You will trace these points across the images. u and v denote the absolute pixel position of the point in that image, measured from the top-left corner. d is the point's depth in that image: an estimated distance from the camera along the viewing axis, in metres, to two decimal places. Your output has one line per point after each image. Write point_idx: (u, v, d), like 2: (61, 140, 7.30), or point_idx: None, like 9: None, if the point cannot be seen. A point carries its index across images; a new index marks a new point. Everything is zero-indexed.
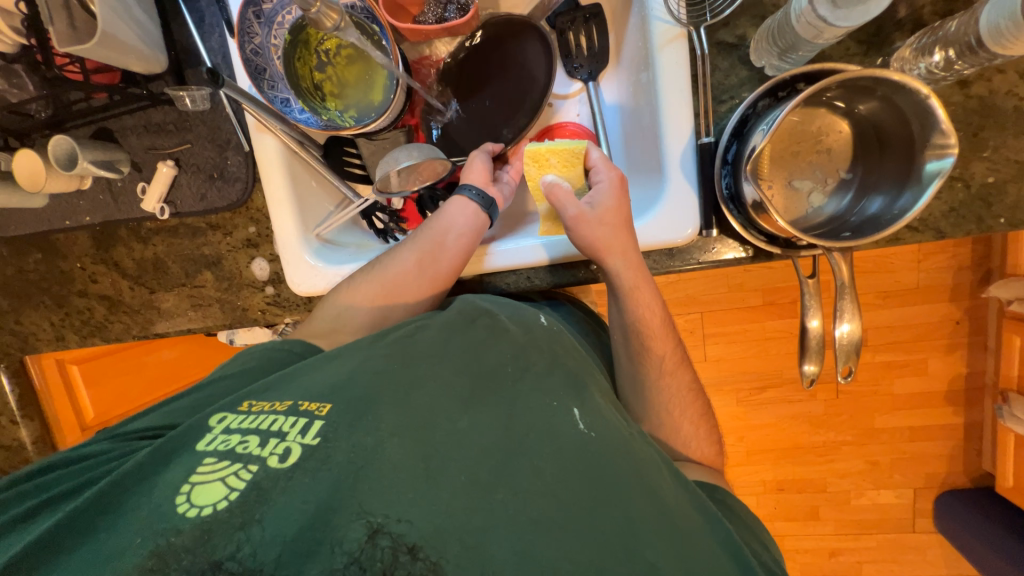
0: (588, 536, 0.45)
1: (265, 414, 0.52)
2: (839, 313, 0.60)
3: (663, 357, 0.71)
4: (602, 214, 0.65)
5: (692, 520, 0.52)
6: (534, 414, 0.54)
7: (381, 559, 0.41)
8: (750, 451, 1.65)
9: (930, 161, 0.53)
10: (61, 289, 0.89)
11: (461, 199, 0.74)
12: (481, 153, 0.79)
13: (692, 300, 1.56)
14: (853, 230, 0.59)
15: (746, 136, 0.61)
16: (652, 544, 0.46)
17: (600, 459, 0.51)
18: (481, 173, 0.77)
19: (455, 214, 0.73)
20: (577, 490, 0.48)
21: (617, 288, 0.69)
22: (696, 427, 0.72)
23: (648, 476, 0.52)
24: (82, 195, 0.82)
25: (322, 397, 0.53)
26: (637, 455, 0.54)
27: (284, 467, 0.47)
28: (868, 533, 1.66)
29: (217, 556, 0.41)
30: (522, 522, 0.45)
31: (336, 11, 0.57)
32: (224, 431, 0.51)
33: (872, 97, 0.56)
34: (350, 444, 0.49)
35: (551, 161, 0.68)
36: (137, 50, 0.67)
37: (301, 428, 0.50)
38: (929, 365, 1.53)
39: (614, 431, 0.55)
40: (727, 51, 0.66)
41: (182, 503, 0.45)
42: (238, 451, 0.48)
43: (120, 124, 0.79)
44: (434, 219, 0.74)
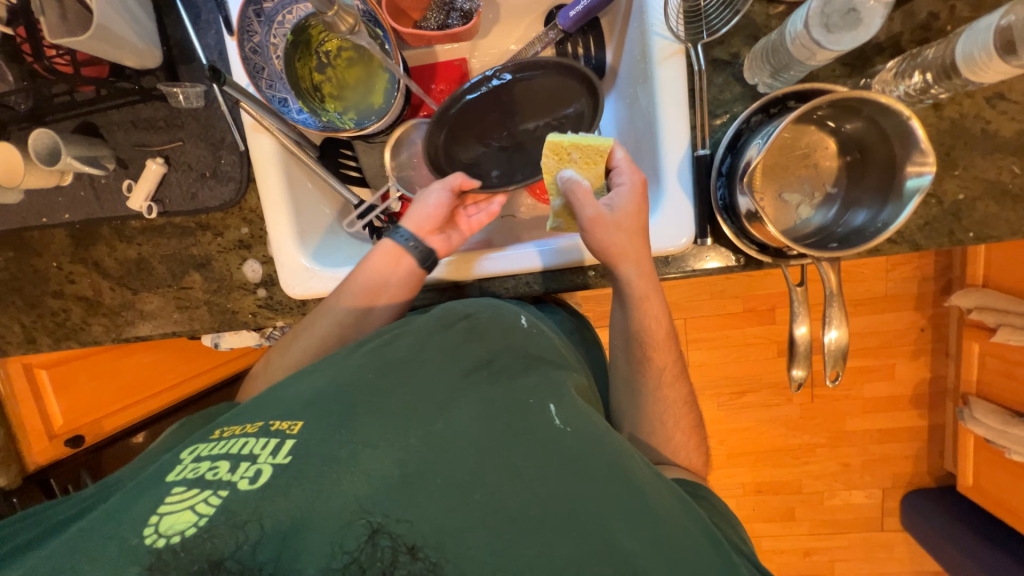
0: (571, 532, 0.45)
1: (236, 438, 0.49)
2: (828, 319, 0.63)
3: (663, 370, 0.73)
4: (620, 219, 0.66)
5: (673, 511, 0.52)
6: (511, 407, 0.54)
7: (381, 559, 0.42)
8: (731, 454, 1.70)
9: (910, 177, 0.56)
10: (35, 290, 0.84)
11: (387, 246, 0.73)
12: (435, 194, 0.76)
13: (676, 307, 1.60)
14: (840, 241, 0.62)
15: (740, 149, 0.64)
16: (625, 531, 0.46)
17: (580, 455, 0.51)
18: (425, 222, 0.75)
19: (384, 275, 0.73)
20: (558, 484, 0.48)
21: (625, 294, 0.70)
22: (684, 427, 0.74)
23: (624, 464, 0.53)
24: (62, 191, 0.78)
25: (293, 415, 0.51)
26: (612, 446, 0.54)
27: (254, 488, 0.45)
28: (841, 532, 1.73)
29: (218, 555, 0.41)
30: (503, 521, 0.45)
31: (353, 14, 0.57)
32: (194, 459, 0.48)
33: (858, 117, 0.60)
34: (325, 455, 0.47)
35: (573, 155, 0.69)
36: (132, 43, 0.66)
37: (272, 449, 0.47)
38: (897, 370, 1.62)
39: (588, 426, 0.55)
40: (722, 68, 0.68)
41: (150, 535, 0.42)
42: (208, 478, 0.46)
43: (106, 119, 0.75)
44: (350, 277, 0.73)
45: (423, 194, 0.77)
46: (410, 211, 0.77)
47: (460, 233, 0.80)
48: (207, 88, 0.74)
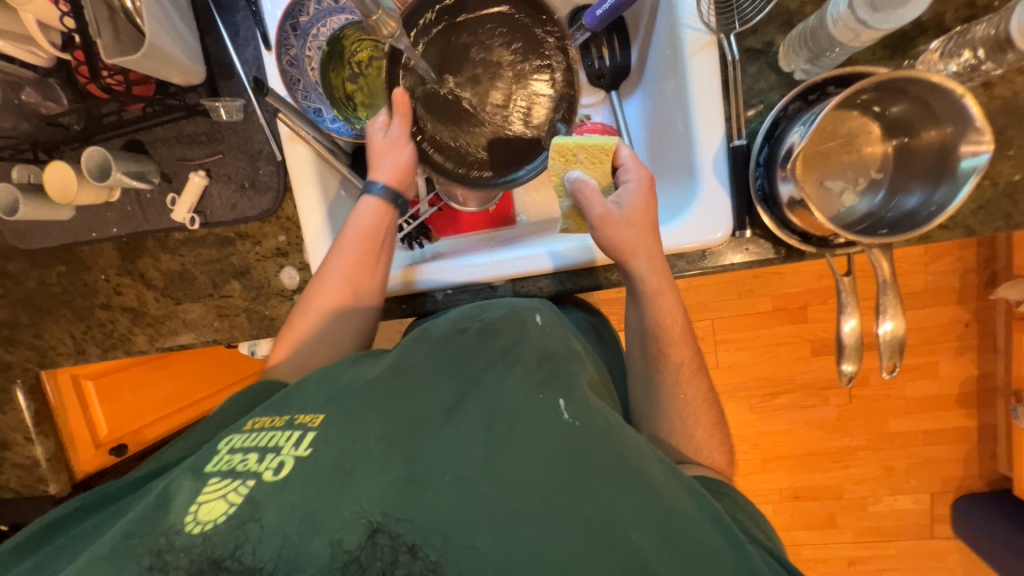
0: (574, 525, 0.44)
1: (264, 432, 0.51)
2: (884, 311, 0.61)
3: (681, 365, 0.72)
4: (629, 215, 0.66)
5: (683, 503, 0.49)
6: (515, 403, 0.53)
7: (381, 559, 0.42)
8: (765, 459, 1.64)
9: (965, 158, 0.54)
10: (84, 302, 0.88)
11: (375, 205, 0.72)
12: (409, 148, 0.71)
13: (704, 308, 1.56)
14: (890, 226, 0.60)
15: (779, 138, 0.63)
16: (633, 525, 0.44)
17: (584, 447, 0.49)
18: (406, 178, 0.72)
19: (376, 215, 0.72)
20: (560, 478, 0.46)
21: (639, 292, 0.69)
22: (706, 422, 0.71)
23: (633, 460, 0.49)
24: (110, 207, 0.82)
25: (316, 409, 0.52)
26: (621, 440, 0.51)
27: (277, 480, 0.46)
28: (887, 540, 1.65)
29: (217, 555, 0.42)
30: (502, 515, 0.45)
31: (395, 19, 0.56)
32: (227, 450, 0.49)
33: (905, 99, 0.58)
34: (341, 449, 0.48)
35: (579, 156, 0.69)
36: (180, 62, 0.69)
37: (295, 441, 0.48)
38: (941, 367, 1.54)
39: (599, 417, 0.52)
40: (756, 57, 0.68)
41: (189, 521, 0.44)
42: (238, 469, 0.47)
43: (151, 136, 0.79)
44: (337, 245, 0.71)
45: (394, 148, 0.71)
46: (383, 168, 0.71)
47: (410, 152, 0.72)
48: (246, 102, 0.77)
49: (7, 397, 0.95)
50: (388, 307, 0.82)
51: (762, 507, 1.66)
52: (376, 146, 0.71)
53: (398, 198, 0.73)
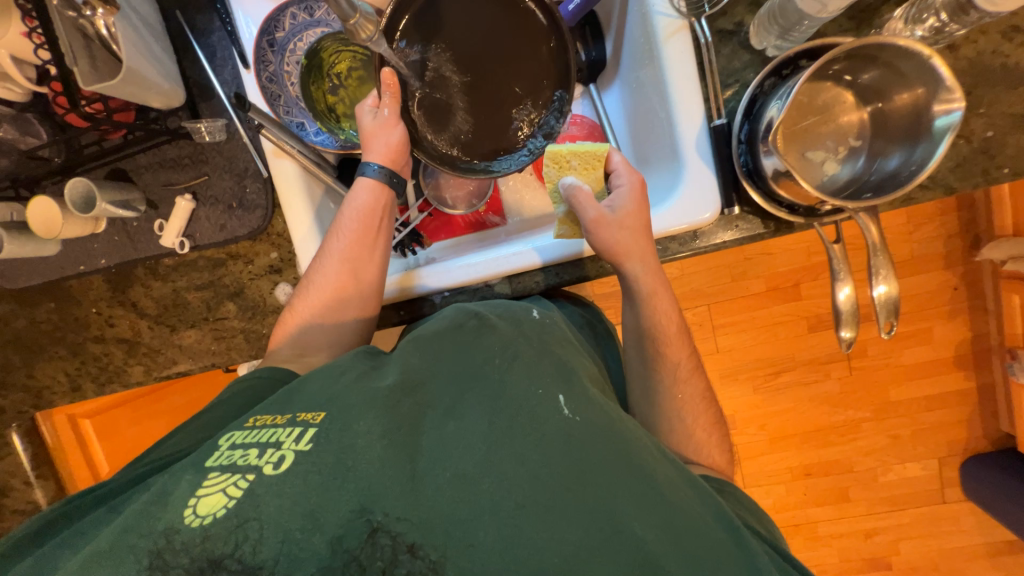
0: (576, 518, 0.44)
1: (267, 428, 0.50)
2: (876, 274, 0.62)
3: (678, 365, 0.72)
4: (623, 219, 0.66)
5: (684, 496, 0.50)
6: (517, 398, 0.52)
7: (381, 558, 0.42)
8: (773, 439, 1.64)
9: (938, 117, 0.55)
10: (77, 337, 0.86)
11: (370, 185, 0.72)
12: (401, 126, 0.71)
13: (698, 294, 1.57)
14: (874, 189, 0.61)
15: (758, 114, 0.64)
16: (635, 515, 0.45)
17: (585, 443, 0.49)
18: (399, 155, 0.72)
19: (375, 202, 0.72)
20: (562, 471, 0.46)
21: (634, 293, 0.70)
22: (705, 423, 0.71)
23: (635, 452, 0.51)
24: (96, 238, 0.81)
25: (318, 406, 0.52)
26: (622, 434, 0.52)
27: (277, 474, 0.45)
28: (900, 509, 1.65)
29: (217, 554, 0.42)
30: (507, 508, 0.44)
31: (373, 22, 0.56)
32: (229, 446, 0.49)
33: (875, 65, 0.59)
34: (343, 444, 0.47)
35: (573, 162, 0.71)
36: (159, 85, 0.69)
37: (295, 436, 0.48)
38: (935, 333, 1.56)
39: (599, 414, 0.53)
40: (728, 38, 0.69)
41: (188, 514, 0.43)
42: (238, 463, 0.47)
43: (134, 163, 0.78)
44: (334, 229, 0.71)
45: (385, 126, 0.70)
46: (376, 147, 0.71)
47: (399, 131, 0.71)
48: (227, 120, 0.77)
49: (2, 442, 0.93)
50: (386, 314, 0.82)
51: (774, 487, 1.67)
52: (366, 128, 0.71)
53: (393, 176, 0.73)
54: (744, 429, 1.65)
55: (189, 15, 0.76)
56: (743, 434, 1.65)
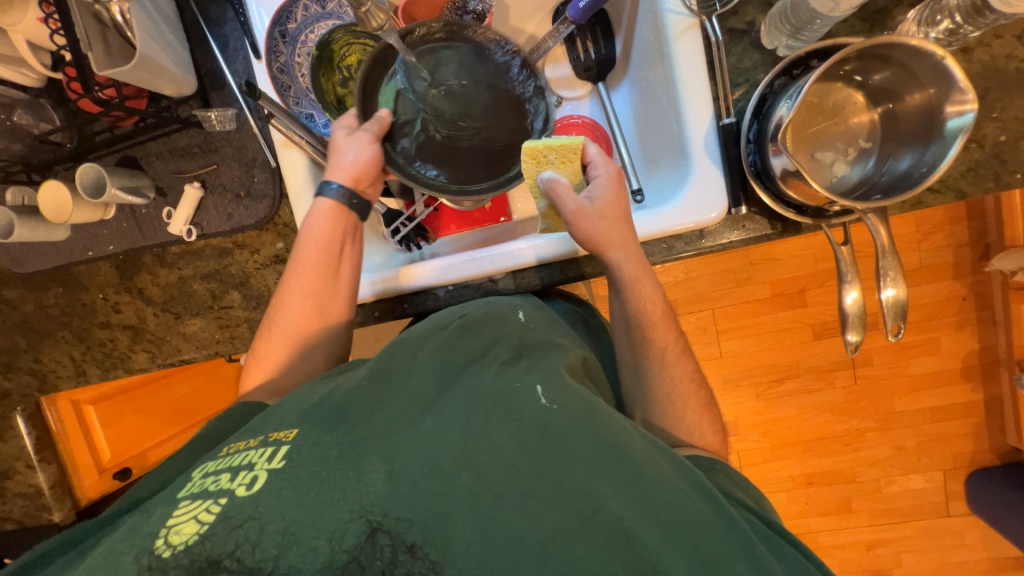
0: (551, 502, 0.44)
1: (240, 452, 0.50)
2: (884, 277, 0.62)
3: (666, 348, 0.71)
4: (601, 208, 0.67)
5: (663, 473, 0.49)
6: (491, 392, 0.52)
7: (381, 558, 0.42)
8: (776, 447, 1.63)
9: (951, 119, 0.55)
10: (83, 323, 0.87)
11: (330, 209, 0.72)
12: (372, 148, 0.70)
13: (702, 298, 1.56)
14: (884, 190, 0.61)
15: (767, 113, 0.64)
16: (613, 493, 0.45)
17: (561, 432, 0.48)
18: (364, 176, 0.72)
19: (331, 235, 0.72)
20: (539, 458, 0.46)
21: (618, 281, 0.69)
22: (695, 403, 0.70)
23: (612, 433, 0.50)
24: (105, 224, 0.82)
25: (290, 424, 0.52)
26: (600, 417, 0.51)
27: (250, 494, 0.45)
28: (904, 522, 1.63)
29: (217, 555, 0.42)
30: (482, 496, 0.44)
31: None
32: (201, 475, 0.49)
33: (886, 66, 0.59)
34: (315, 458, 0.47)
35: (550, 157, 0.67)
36: (170, 72, 0.69)
37: (268, 455, 0.48)
38: (942, 344, 1.55)
39: (577, 397, 0.52)
40: (739, 37, 0.69)
41: (160, 546, 0.43)
42: (210, 489, 0.46)
43: (144, 151, 0.79)
44: (295, 261, 0.72)
45: (355, 146, 0.70)
46: (337, 166, 0.71)
47: (363, 151, 0.70)
48: (238, 110, 0.78)
49: (7, 425, 0.93)
50: (388, 307, 0.81)
51: (776, 495, 1.65)
52: (334, 143, 0.71)
53: (354, 198, 0.73)
54: (746, 435, 1.63)
55: (203, 5, 0.77)
56: (744, 440, 1.63)
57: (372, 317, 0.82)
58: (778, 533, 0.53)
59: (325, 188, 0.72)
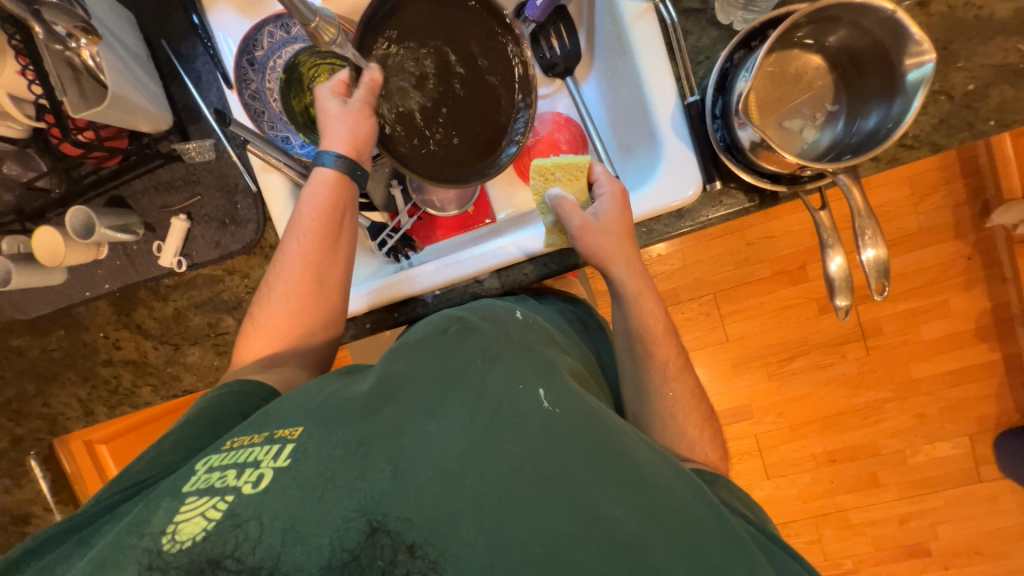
0: (552, 502, 0.44)
1: (245, 448, 0.51)
2: (863, 237, 0.61)
3: (668, 363, 0.71)
4: (606, 224, 0.68)
5: (662, 478, 0.50)
6: (497, 395, 0.51)
7: (381, 557, 0.42)
8: (793, 426, 1.60)
9: (910, 72, 0.55)
10: (87, 362, 0.89)
11: (330, 179, 0.69)
12: (373, 119, 0.70)
13: (702, 283, 1.55)
14: (854, 150, 0.61)
15: (730, 88, 0.64)
16: (614, 497, 0.45)
17: (565, 434, 0.48)
18: (364, 147, 0.70)
19: (323, 217, 0.69)
20: (542, 457, 0.46)
21: (620, 295, 0.71)
22: (696, 420, 0.70)
23: (616, 441, 0.50)
24: (99, 263, 0.84)
25: (295, 422, 0.52)
26: (603, 426, 0.52)
27: (256, 492, 0.46)
28: (934, 491, 1.59)
29: (216, 555, 0.43)
30: (486, 503, 0.44)
31: (334, 24, 0.58)
32: (206, 470, 0.49)
33: (840, 27, 0.60)
34: (320, 457, 0.47)
35: (557, 175, 0.72)
36: (145, 109, 0.72)
37: (274, 453, 0.48)
38: (952, 305, 1.51)
39: (580, 404, 0.53)
40: (695, 16, 0.70)
41: (167, 540, 0.44)
42: (217, 486, 0.47)
43: (131, 190, 0.82)
44: (294, 229, 0.69)
45: (353, 118, 0.69)
46: (335, 134, 0.69)
47: (364, 121, 0.69)
48: (215, 140, 0.80)
49: (22, 470, 0.95)
50: (380, 317, 0.82)
51: (799, 476, 1.62)
52: (331, 111, 0.69)
53: (356, 168, 0.71)
54: (761, 417, 1.61)
55: (173, 43, 0.79)
56: (760, 422, 1.61)
57: (365, 329, 0.83)
58: (773, 542, 0.53)
59: (322, 160, 0.69)
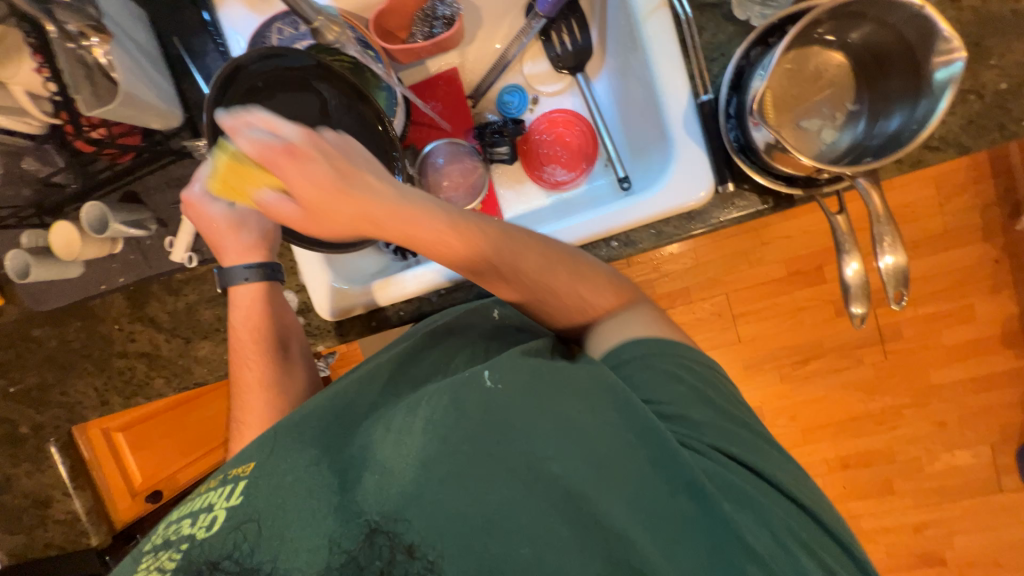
0: (519, 498, 0.45)
1: (200, 495, 0.51)
2: (881, 244, 0.59)
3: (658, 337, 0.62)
4: (335, 210, 0.56)
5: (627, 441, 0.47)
6: (441, 392, 0.51)
7: (380, 558, 0.43)
8: (805, 430, 1.57)
9: (939, 70, 0.52)
10: (103, 353, 0.91)
11: (257, 293, 0.70)
12: (271, 211, 0.69)
13: (714, 282, 1.52)
14: (875, 152, 0.58)
15: (745, 87, 0.62)
16: (572, 473, 0.45)
17: (514, 418, 0.47)
18: (272, 243, 0.70)
19: (257, 322, 0.69)
20: (493, 452, 0.46)
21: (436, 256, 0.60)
22: None
23: (567, 408, 0.48)
24: (114, 257, 0.85)
25: (245, 457, 0.51)
26: (554, 392, 0.49)
27: (211, 536, 0.46)
28: (953, 501, 1.55)
29: (214, 558, 0.45)
30: (443, 508, 0.44)
31: (338, 24, 0.62)
32: (164, 524, 0.49)
33: (864, 22, 0.57)
34: (275, 481, 0.48)
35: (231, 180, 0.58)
36: (156, 107, 0.73)
37: (226, 493, 0.48)
38: (976, 310, 1.46)
39: (527, 377, 0.50)
40: (711, 12, 0.68)
41: None
42: (172, 538, 0.47)
43: (144, 185, 0.82)
44: (235, 352, 0.70)
45: (252, 217, 0.68)
46: (240, 247, 0.67)
47: (260, 218, 0.68)
48: None
49: (42, 456, 0.98)
50: (386, 315, 0.82)
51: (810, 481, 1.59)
52: (221, 223, 0.66)
53: (272, 269, 0.70)
54: (773, 421, 1.58)
55: (186, 40, 0.79)
56: (772, 426, 1.58)
57: (370, 327, 0.82)
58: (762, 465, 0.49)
59: (235, 278, 0.68)
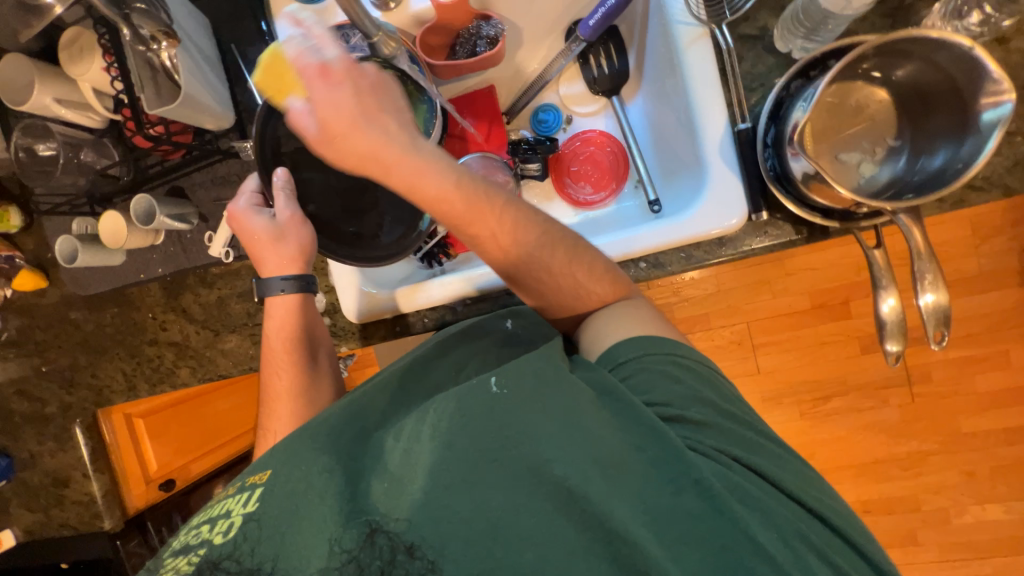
0: (523, 503, 0.47)
1: (219, 499, 0.54)
2: (922, 282, 0.58)
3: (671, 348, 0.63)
4: (349, 133, 0.59)
5: (627, 447, 0.49)
6: (447, 400, 0.53)
7: (380, 557, 0.46)
8: (825, 470, 1.52)
9: (985, 111, 0.52)
10: (134, 340, 0.94)
11: (291, 306, 0.71)
12: (308, 222, 0.69)
13: (736, 311, 1.49)
14: (916, 189, 0.58)
15: (784, 117, 0.62)
16: (574, 475, 0.47)
17: (518, 423, 0.49)
18: (308, 256, 0.70)
19: (290, 333, 0.70)
20: (496, 461, 0.48)
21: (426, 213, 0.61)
22: None
23: (571, 412, 0.50)
24: (155, 248, 0.88)
25: (261, 465, 0.54)
26: (558, 397, 0.51)
27: (225, 541, 0.49)
28: (981, 558, 1.47)
29: (217, 558, 0.48)
30: (443, 512, 0.47)
31: (394, 40, 0.66)
32: (187, 526, 0.53)
33: (910, 60, 0.57)
34: (288, 485, 0.51)
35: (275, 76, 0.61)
36: (211, 109, 0.76)
37: (242, 500, 0.51)
38: (1012, 357, 1.40)
39: (529, 382, 0.52)
40: (751, 42, 0.69)
41: None
42: (193, 541, 0.51)
43: (190, 181, 0.86)
44: (266, 359, 0.71)
45: (290, 229, 0.68)
46: (277, 259, 0.68)
47: (295, 230, 0.68)
48: None
49: (66, 436, 1.00)
50: (410, 321, 0.83)
51: None
52: (260, 235, 0.68)
53: (306, 281, 0.71)
54: None
55: (242, 47, 0.84)
56: None
57: (393, 331, 0.83)
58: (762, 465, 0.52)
59: (272, 290, 0.69)
